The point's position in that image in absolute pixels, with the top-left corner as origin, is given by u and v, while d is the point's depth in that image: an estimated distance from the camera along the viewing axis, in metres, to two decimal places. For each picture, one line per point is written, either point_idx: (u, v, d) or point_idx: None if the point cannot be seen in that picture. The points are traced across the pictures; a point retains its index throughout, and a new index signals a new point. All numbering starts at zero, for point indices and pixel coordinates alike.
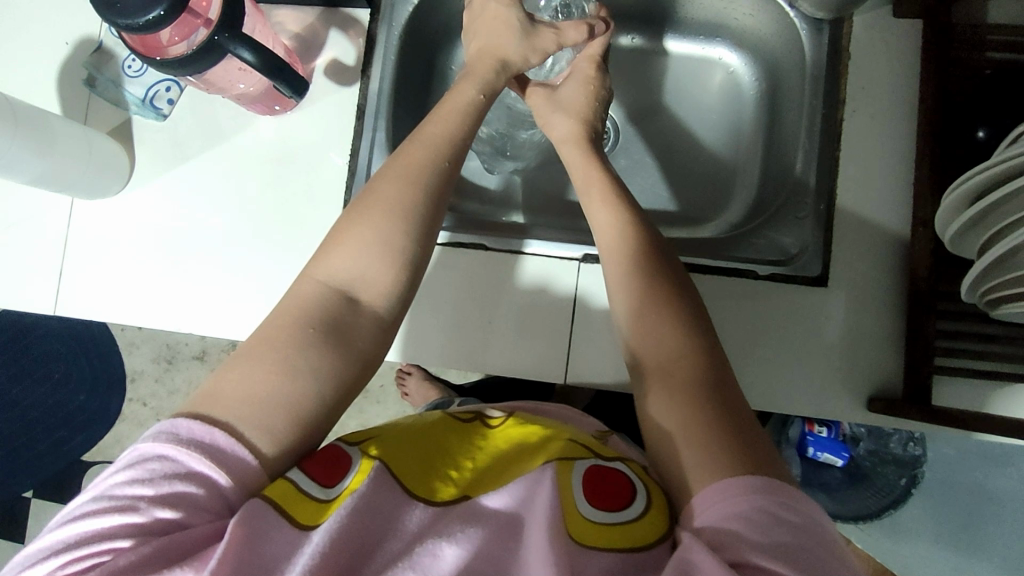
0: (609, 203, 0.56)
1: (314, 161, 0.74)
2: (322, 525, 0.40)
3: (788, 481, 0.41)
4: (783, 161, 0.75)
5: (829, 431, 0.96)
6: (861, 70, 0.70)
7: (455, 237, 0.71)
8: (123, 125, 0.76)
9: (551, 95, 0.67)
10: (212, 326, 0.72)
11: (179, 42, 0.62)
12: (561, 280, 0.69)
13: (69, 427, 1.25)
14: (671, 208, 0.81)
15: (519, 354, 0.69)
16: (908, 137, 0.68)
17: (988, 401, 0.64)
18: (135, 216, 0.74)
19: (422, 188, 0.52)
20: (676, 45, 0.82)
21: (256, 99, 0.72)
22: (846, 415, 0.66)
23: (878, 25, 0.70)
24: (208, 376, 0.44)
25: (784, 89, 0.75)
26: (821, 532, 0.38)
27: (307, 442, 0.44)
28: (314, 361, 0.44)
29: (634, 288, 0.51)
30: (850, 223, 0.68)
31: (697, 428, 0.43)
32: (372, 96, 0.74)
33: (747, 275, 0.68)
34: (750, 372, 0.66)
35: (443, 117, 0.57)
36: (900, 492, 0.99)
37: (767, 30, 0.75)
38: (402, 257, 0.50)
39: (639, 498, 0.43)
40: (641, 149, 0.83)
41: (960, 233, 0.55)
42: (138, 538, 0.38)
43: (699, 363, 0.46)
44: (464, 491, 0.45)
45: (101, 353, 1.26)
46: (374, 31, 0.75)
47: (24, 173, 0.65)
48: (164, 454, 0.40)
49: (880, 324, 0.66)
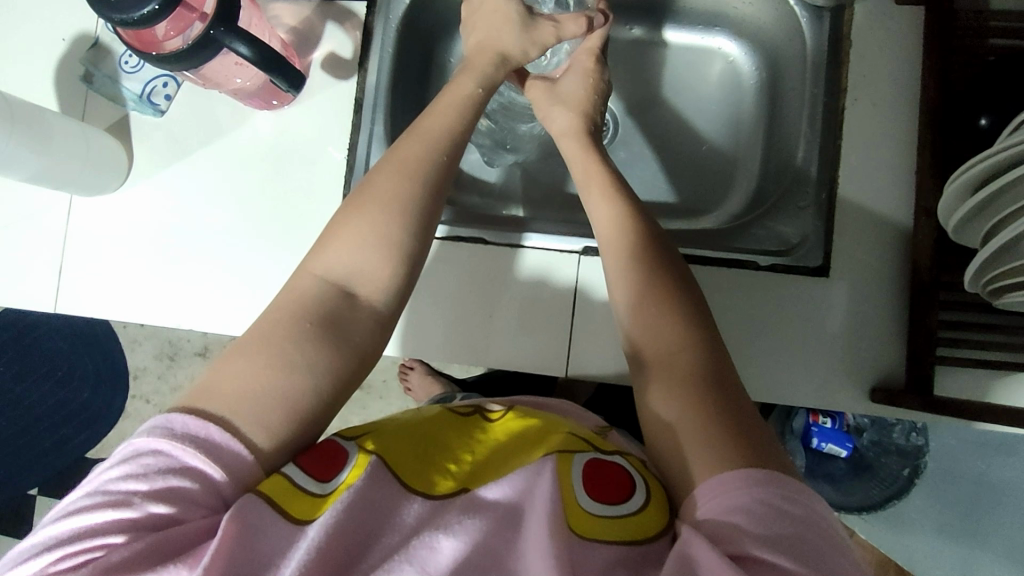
0: (610, 196, 0.56)
1: (313, 156, 0.74)
2: (318, 519, 0.40)
3: (790, 473, 0.40)
4: (784, 152, 0.74)
5: (832, 423, 0.96)
6: (862, 59, 0.69)
7: (455, 232, 0.71)
8: (120, 121, 0.76)
9: (550, 88, 0.66)
10: (211, 323, 0.72)
11: (175, 37, 0.61)
12: (561, 273, 0.69)
13: (73, 425, 1.25)
14: (671, 200, 0.80)
15: (519, 348, 0.69)
16: (910, 126, 0.67)
17: (990, 391, 0.63)
18: (134, 214, 0.74)
19: (420, 182, 0.52)
20: (675, 36, 0.82)
21: (253, 94, 0.72)
22: (847, 407, 0.65)
23: (879, 13, 0.69)
24: (206, 370, 0.44)
25: (784, 79, 0.75)
26: (822, 524, 0.38)
27: (305, 437, 0.44)
28: (312, 357, 0.44)
29: (635, 281, 0.51)
30: (852, 213, 0.67)
31: (699, 421, 0.43)
32: (370, 89, 0.74)
33: (748, 266, 0.67)
34: (751, 365, 0.66)
35: (441, 111, 0.57)
36: (902, 483, 0.99)
37: (767, 18, 0.74)
38: (401, 251, 0.50)
39: (638, 491, 0.43)
40: (641, 141, 0.82)
41: (963, 222, 0.55)
42: (130, 534, 0.38)
43: (699, 357, 0.46)
44: (462, 485, 0.45)
45: (103, 350, 1.26)
46: (370, 23, 0.74)
47: (21, 171, 0.65)
48: (158, 449, 0.40)
49: (881, 315, 0.65)
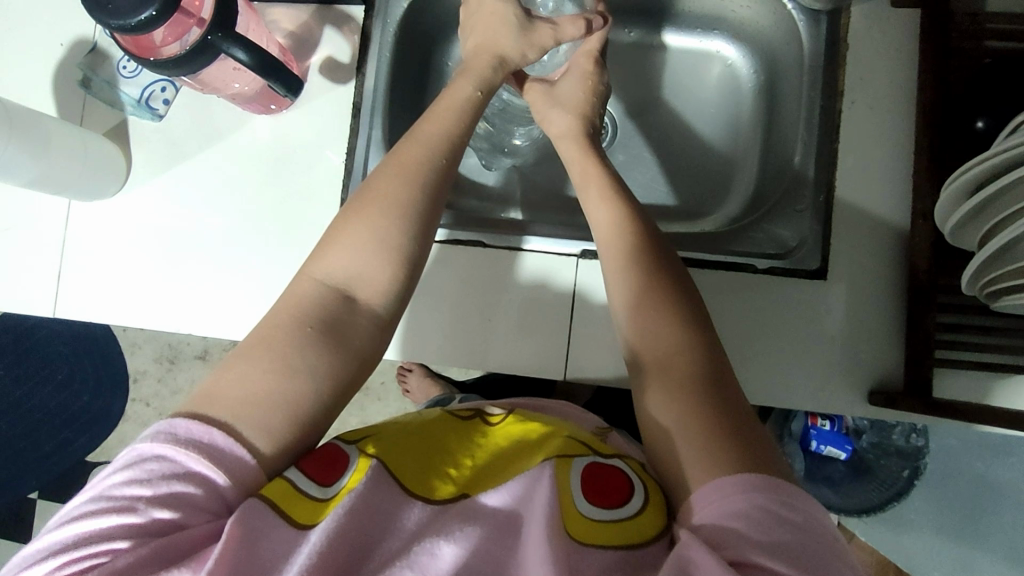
0: (608, 199, 0.56)
1: (312, 160, 0.74)
2: (320, 524, 0.40)
3: (787, 478, 0.41)
4: (781, 155, 0.74)
5: (831, 425, 0.96)
6: (859, 62, 0.69)
7: (453, 234, 0.71)
8: (120, 126, 0.76)
9: (548, 92, 0.66)
10: (211, 326, 0.72)
11: (173, 43, 0.62)
12: (561, 275, 0.69)
13: (72, 428, 1.25)
14: (670, 203, 0.81)
15: (519, 351, 0.69)
16: (908, 128, 0.68)
17: (988, 392, 0.63)
18: (133, 218, 0.74)
19: (420, 186, 0.52)
20: (674, 39, 0.82)
21: (251, 98, 0.72)
22: (847, 409, 0.65)
23: (876, 16, 0.69)
24: (207, 375, 0.44)
25: (782, 81, 0.75)
26: (820, 530, 0.38)
27: (305, 442, 0.44)
28: (313, 362, 0.44)
29: (634, 283, 0.51)
30: (850, 215, 0.67)
31: (696, 424, 0.43)
32: (368, 93, 0.74)
33: (747, 269, 0.67)
34: (750, 367, 0.66)
35: (439, 115, 0.57)
36: (902, 484, 0.99)
37: (764, 22, 0.75)
38: (400, 255, 0.50)
39: (638, 494, 0.43)
40: (639, 143, 0.82)
41: (961, 224, 0.55)
42: (136, 539, 0.38)
43: (698, 361, 0.46)
44: (462, 490, 0.45)
45: (102, 354, 1.27)
46: (369, 28, 0.75)
47: (20, 175, 0.65)
48: (161, 454, 0.40)
49: (880, 318, 0.65)
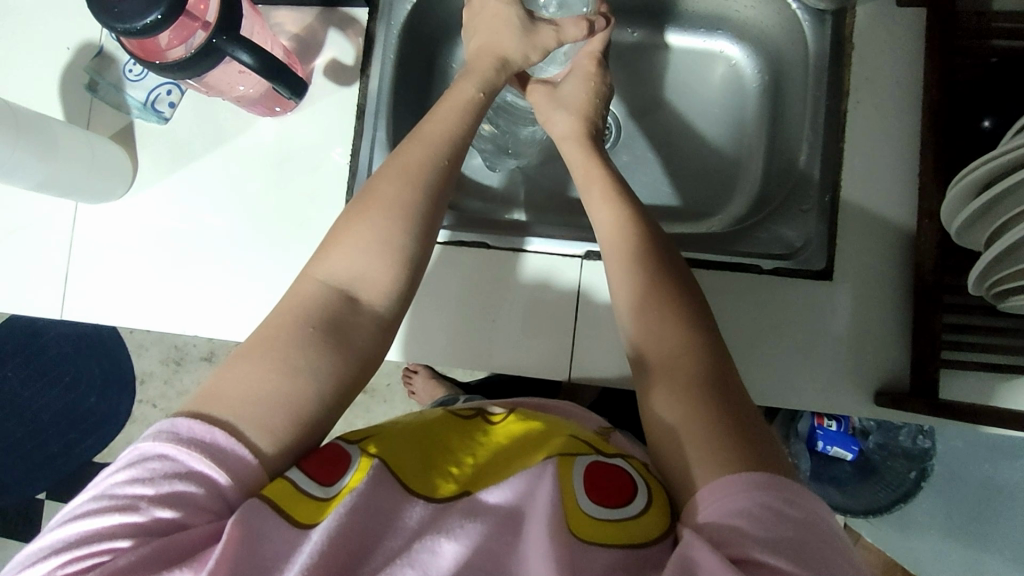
0: (610, 199, 0.56)
1: (315, 161, 0.74)
2: (321, 523, 0.40)
3: (792, 476, 0.40)
4: (786, 154, 0.74)
5: (838, 425, 0.95)
6: (864, 61, 0.69)
7: (456, 237, 0.71)
8: (126, 128, 0.76)
9: (551, 93, 0.66)
10: (215, 326, 0.72)
11: (178, 46, 0.62)
12: (563, 277, 0.69)
13: (79, 429, 1.26)
14: (673, 203, 0.80)
15: (522, 354, 0.69)
16: (913, 128, 0.67)
17: (993, 393, 0.63)
18: (140, 219, 0.75)
19: (421, 187, 0.52)
20: (676, 40, 0.82)
21: (257, 101, 0.72)
22: (852, 410, 0.65)
23: (880, 16, 0.69)
24: (209, 375, 0.44)
25: (786, 81, 0.75)
26: (821, 524, 0.38)
27: (307, 441, 0.44)
28: (314, 361, 0.44)
29: (635, 283, 0.51)
30: (855, 216, 0.67)
31: (699, 424, 0.43)
32: (372, 95, 0.74)
33: (751, 270, 0.67)
34: (755, 368, 0.66)
35: (442, 115, 0.57)
36: (909, 486, 0.97)
37: (768, 22, 0.74)
38: (402, 256, 0.50)
39: (640, 495, 0.43)
40: (643, 145, 0.82)
41: (967, 224, 0.54)
42: (137, 538, 0.38)
43: (700, 362, 0.46)
44: (465, 487, 0.45)
45: (111, 355, 1.27)
46: (373, 29, 0.75)
47: (26, 179, 0.66)
48: (164, 453, 0.40)
49: (886, 320, 0.65)
